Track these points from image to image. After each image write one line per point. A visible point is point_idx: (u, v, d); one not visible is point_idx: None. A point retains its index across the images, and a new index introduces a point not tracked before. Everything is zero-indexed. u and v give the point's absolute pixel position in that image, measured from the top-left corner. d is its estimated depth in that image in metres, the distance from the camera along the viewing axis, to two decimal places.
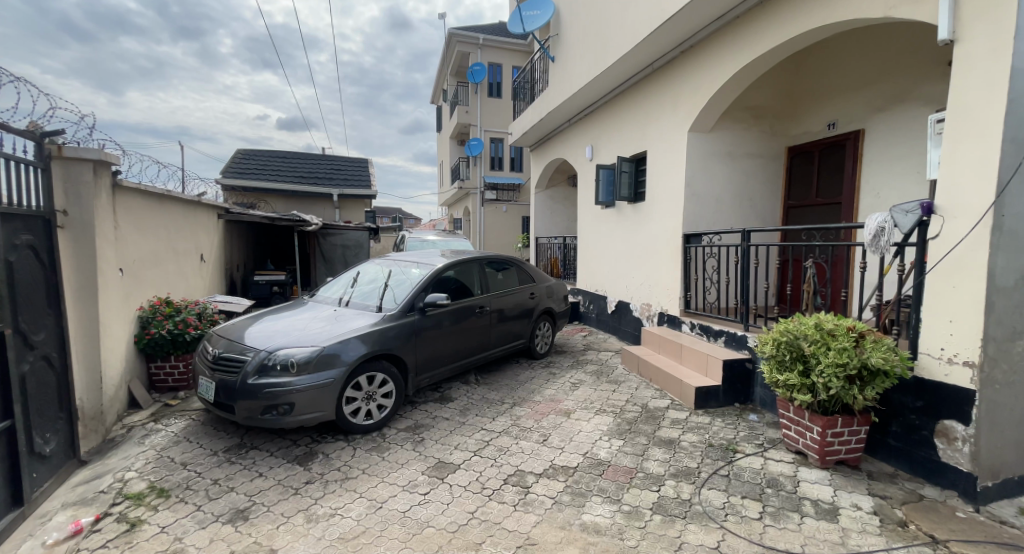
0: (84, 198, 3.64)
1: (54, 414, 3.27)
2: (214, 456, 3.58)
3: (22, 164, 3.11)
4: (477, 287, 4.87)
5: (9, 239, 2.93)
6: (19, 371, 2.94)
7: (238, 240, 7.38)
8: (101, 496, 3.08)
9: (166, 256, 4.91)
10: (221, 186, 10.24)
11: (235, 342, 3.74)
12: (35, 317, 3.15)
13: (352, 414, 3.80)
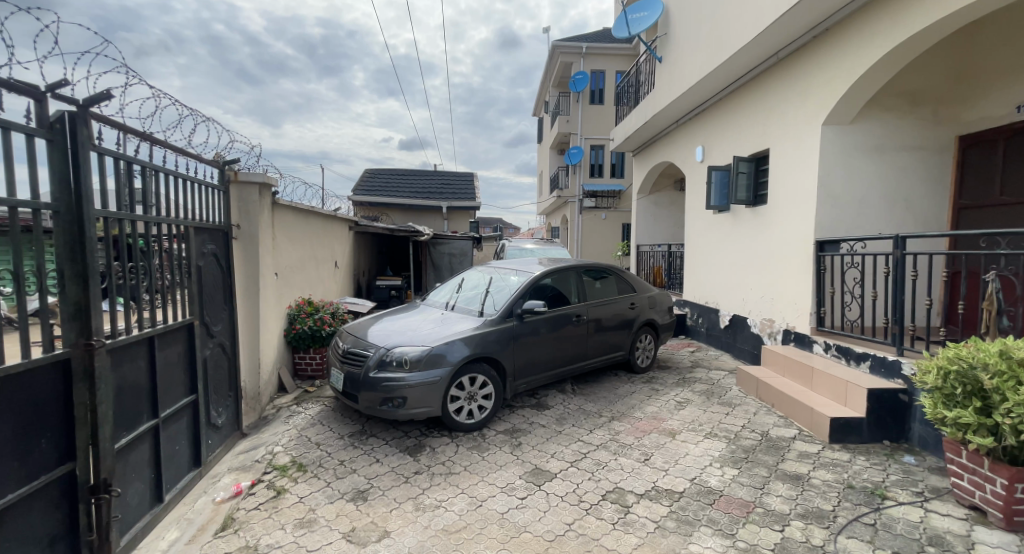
0: (251, 214, 4.42)
1: (225, 393, 3.99)
2: (341, 439, 4.05)
3: (212, 188, 3.89)
4: (575, 295, 4.85)
5: (200, 247, 3.68)
6: (201, 355, 3.64)
7: (363, 250, 8.29)
8: (256, 465, 3.68)
9: (308, 263, 5.72)
10: (351, 203, 11.53)
11: (360, 339, 4.21)
12: (215, 311, 3.89)
13: (455, 412, 4.02)
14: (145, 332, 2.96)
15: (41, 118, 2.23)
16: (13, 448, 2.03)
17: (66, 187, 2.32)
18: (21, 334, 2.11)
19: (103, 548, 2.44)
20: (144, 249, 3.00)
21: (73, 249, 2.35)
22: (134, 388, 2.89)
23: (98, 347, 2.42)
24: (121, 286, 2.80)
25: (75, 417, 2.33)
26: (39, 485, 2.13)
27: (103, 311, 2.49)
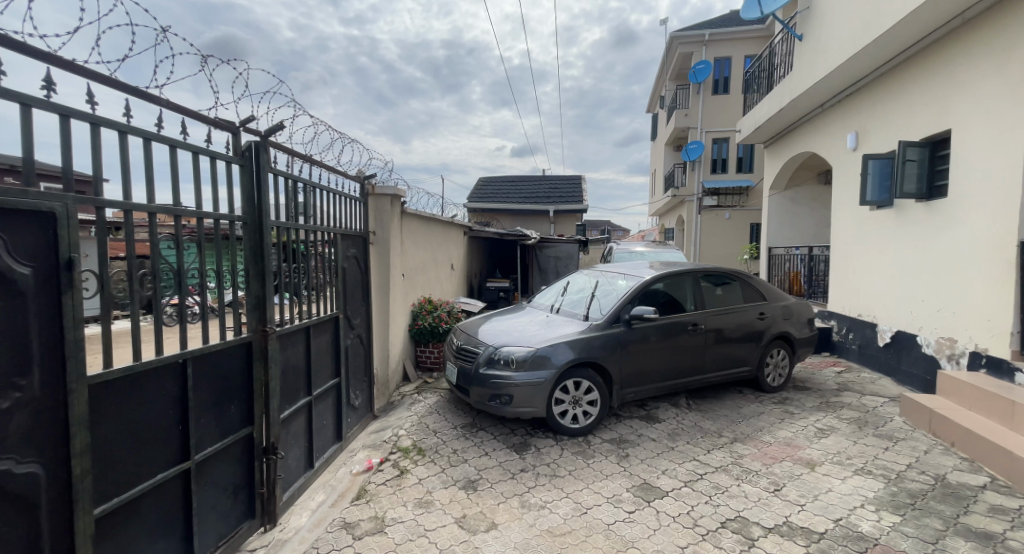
0: (384, 222, 4.95)
1: (361, 378, 4.50)
2: (454, 429, 4.31)
3: (355, 201, 4.41)
4: (690, 302, 4.52)
5: (346, 252, 4.18)
6: (344, 345, 4.13)
7: (475, 253, 8.72)
8: (384, 445, 4.08)
9: (429, 265, 6.21)
10: (467, 210, 12.40)
11: (471, 336, 4.46)
12: (355, 306, 4.40)
13: (560, 415, 4.01)
14: (303, 321, 3.36)
15: (234, 147, 2.71)
16: (212, 411, 2.46)
17: (251, 204, 2.80)
18: (218, 320, 2.58)
19: (270, 501, 2.87)
20: (304, 253, 3.42)
21: (254, 253, 2.81)
22: (295, 369, 3.26)
23: (271, 332, 2.84)
24: (286, 283, 3.18)
25: (253, 389, 2.77)
26: (228, 442, 2.56)
27: (275, 304, 2.94)
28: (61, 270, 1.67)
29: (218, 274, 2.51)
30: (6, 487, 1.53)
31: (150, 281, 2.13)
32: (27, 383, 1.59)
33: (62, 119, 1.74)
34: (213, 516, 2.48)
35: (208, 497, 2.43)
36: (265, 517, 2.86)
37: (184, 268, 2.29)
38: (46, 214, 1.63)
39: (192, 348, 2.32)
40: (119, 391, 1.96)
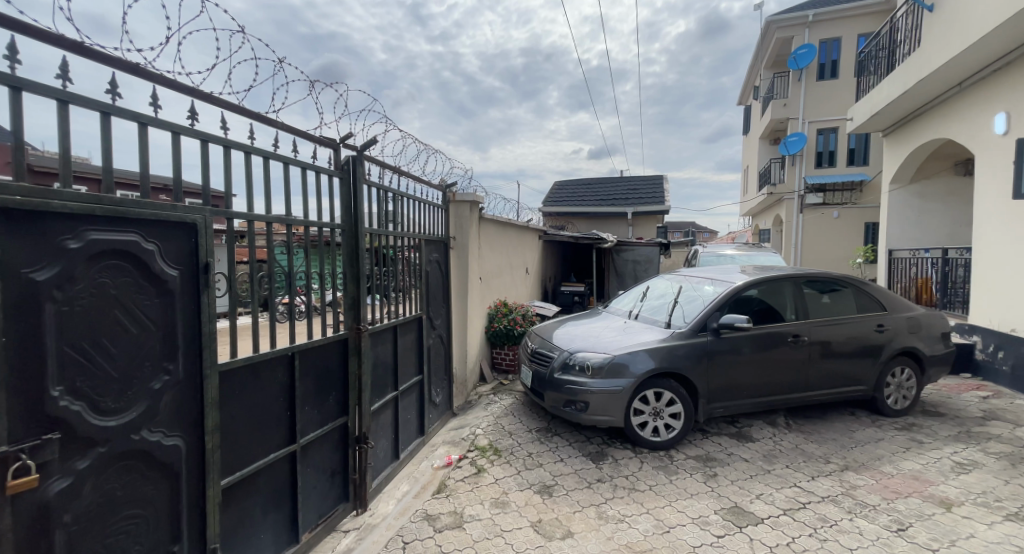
0: (464, 227, 5.00)
1: (442, 376, 4.56)
2: (529, 432, 4.18)
3: (438, 209, 4.47)
4: (791, 311, 4.07)
5: (429, 256, 4.24)
6: (427, 343, 4.16)
7: (550, 257, 8.63)
8: (463, 442, 4.04)
9: (505, 269, 6.22)
10: (543, 213, 12.45)
11: (546, 340, 4.36)
12: (436, 308, 4.45)
13: (639, 426, 3.77)
14: (393, 321, 3.43)
15: (336, 161, 2.82)
16: (314, 399, 2.59)
17: (349, 213, 2.89)
18: (320, 318, 2.69)
19: (362, 486, 2.94)
20: (393, 258, 3.48)
21: (351, 258, 2.91)
22: (384, 366, 3.32)
23: (364, 330, 2.93)
24: (377, 286, 3.24)
25: (348, 382, 2.88)
26: (327, 429, 2.69)
27: (367, 304, 3.04)
28: (201, 272, 1.74)
29: (322, 277, 2.63)
30: (156, 459, 1.59)
31: (267, 282, 2.28)
32: (173, 370, 1.65)
33: (201, 142, 1.92)
34: (313, 495, 2.59)
35: (309, 478, 2.55)
36: (357, 501, 2.93)
37: (295, 270, 2.44)
38: (189, 224, 1.71)
39: (299, 342, 2.47)
40: (242, 376, 2.11)
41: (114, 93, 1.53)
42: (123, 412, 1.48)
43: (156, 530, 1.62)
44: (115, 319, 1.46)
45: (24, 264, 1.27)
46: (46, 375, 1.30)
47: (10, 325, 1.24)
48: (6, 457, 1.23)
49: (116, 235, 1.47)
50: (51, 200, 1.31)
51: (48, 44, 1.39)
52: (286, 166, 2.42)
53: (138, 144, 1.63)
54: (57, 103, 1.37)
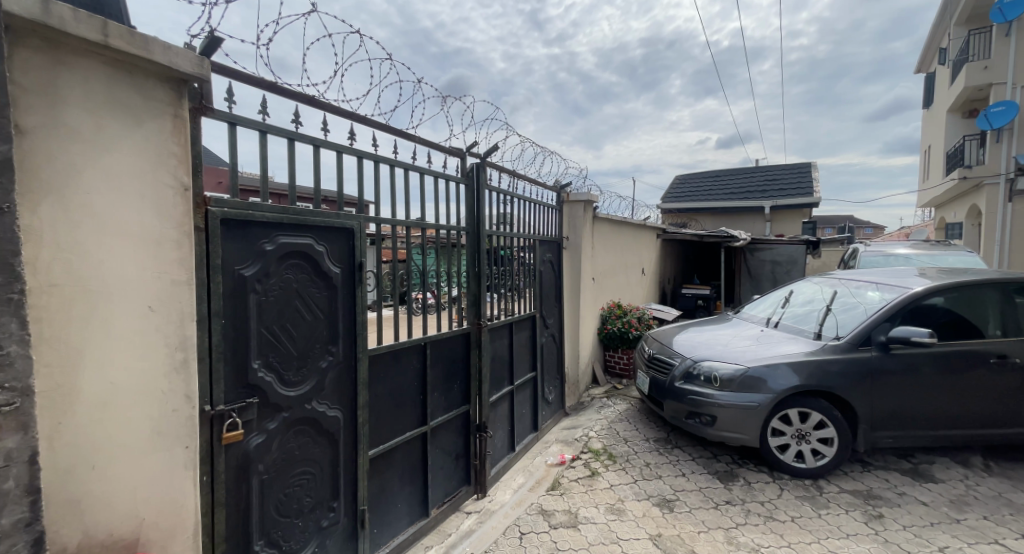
0: (578, 227, 4.93)
1: (554, 375, 4.57)
2: (646, 441, 3.95)
3: (552, 210, 4.49)
4: (993, 325, 3.35)
5: (543, 256, 4.26)
6: (540, 342, 4.19)
7: (670, 257, 8.18)
8: (576, 443, 3.97)
9: (619, 269, 6.04)
10: (664, 210, 11.82)
11: (665, 346, 4.10)
12: (549, 307, 4.45)
13: (779, 449, 3.36)
14: (510, 318, 3.56)
15: (462, 168, 3.01)
16: (442, 387, 2.80)
17: (472, 216, 3.06)
18: (446, 313, 2.90)
19: (482, 472, 3.10)
20: (510, 257, 3.57)
21: (474, 257, 3.07)
22: (501, 361, 3.46)
23: (485, 326, 3.09)
24: (496, 284, 3.37)
25: (470, 373, 3.05)
26: (454, 414, 2.89)
27: (487, 301, 3.20)
28: (356, 270, 2.00)
29: (448, 275, 2.83)
30: (322, 426, 1.87)
31: (405, 279, 2.53)
32: (335, 352, 1.92)
33: (357, 158, 2.20)
34: (441, 474, 2.80)
35: (437, 459, 2.77)
36: (477, 486, 3.11)
37: (427, 269, 2.66)
38: (347, 229, 1.97)
39: (429, 334, 2.70)
40: (385, 362, 2.36)
41: (298, 122, 1.82)
42: (300, 384, 1.77)
43: (321, 485, 1.90)
44: (295, 308, 1.75)
45: (238, 263, 1.57)
46: (250, 352, 1.60)
47: (229, 310, 1.54)
48: (222, 415, 1.52)
49: (297, 239, 1.75)
50: (254, 211, 1.60)
51: (253, 87, 1.71)
52: (421, 175, 2.64)
53: (312, 162, 1.92)
54: (259, 133, 1.68)
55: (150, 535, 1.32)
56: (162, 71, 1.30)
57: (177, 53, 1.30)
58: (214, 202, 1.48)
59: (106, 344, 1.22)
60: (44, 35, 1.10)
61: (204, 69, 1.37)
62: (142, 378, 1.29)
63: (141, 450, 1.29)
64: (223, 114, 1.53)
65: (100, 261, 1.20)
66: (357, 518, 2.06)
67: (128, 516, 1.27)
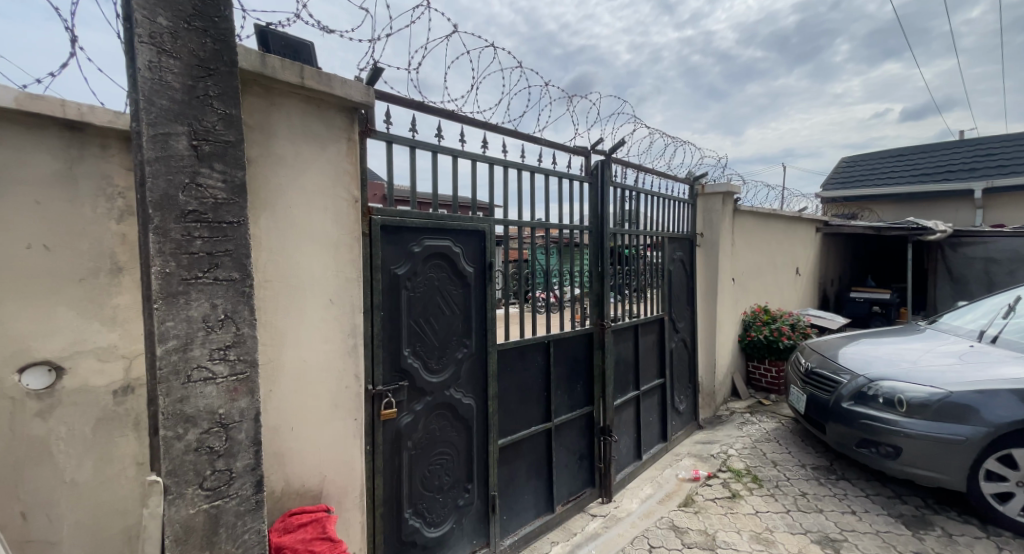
0: (715, 222, 4.36)
1: (686, 383, 4.14)
2: (802, 468, 3.31)
3: (682, 204, 4.11)
4: None
5: (670, 253, 3.93)
6: (668, 346, 3.89)
7: (834, 254, 7.16)
8: (712, 460, 3.52)
9: (766, 268, 5.39)
10: (824, 198, 10.38)
11: (828, 359, 3.45)
12: (679, 309, 4.06)
13: (998, 498, 2.59)
14: (635, 319, 3.44)
15: (586, 167, 3.02)
16: (565, 385, 2.85)
17: (596, 214, 3.05)
18: (568, 312, 2.91)
19: (607, 475, 3.07)
20: (635, 256, 3.46)
21: (596, 257, 3.06)
22: (626, 364, 3.35)
23: (608, 326, 3.05)
24: (618, 283, 3.28)
25: (593, 374, 3.04)
26: (577, 414, 2.92)
27: (612, 301, 3.16)
28: (487, 269, 2.14)
29: (571, 274, 2.86)
30: (458, 413, 2.04)
31: (529, 278, 2.62)
32: (469, 345, 2.08)
33: (488, 165, 2.35)
34: (566, 472, 2.86)
35: (562, 457, 2.83)
36: (602, 490, 3.08)
37: (550, 268, 2.72)
38: (480, 231, 2.11)
39: (553, 332, 2.76)
40: (511, 357, 2.49)
41: (440, 135, 2.01)
42: (441, 372, 1.96)
43: (456, 467, 2.06)
44: (436, 304, 1.94)
45: (392, 262, 1.79)
46: (402, 341, 1.82)
47: (385, 303, 1.77)
48: (381, 394, 1.75)
49: (439, 241, 1.94)
50: (405, 218, 1.81)
51: (403, 107, 1.92)
52: (547, 177, 2.71)
53: (451, 172, 2.11)
54: (409, 148, 1.90)
55: (329, 490, 1.58)
56: (339, 101, 1.54)
57: (350, 85, 1.53)
58: (376, 211, 1.72)
59: (300, 329, 1.49)
60: (261, 82, 1.38)
61: (370, 96, 1.58)
62: (324, 359, 1.55)
63: (323, 418, 1.55)
64: (382, 134, 1.75)
65: (296, 261, 1.47)
66: (488, 502, 2.20)
67: (314, 472, 1.53)
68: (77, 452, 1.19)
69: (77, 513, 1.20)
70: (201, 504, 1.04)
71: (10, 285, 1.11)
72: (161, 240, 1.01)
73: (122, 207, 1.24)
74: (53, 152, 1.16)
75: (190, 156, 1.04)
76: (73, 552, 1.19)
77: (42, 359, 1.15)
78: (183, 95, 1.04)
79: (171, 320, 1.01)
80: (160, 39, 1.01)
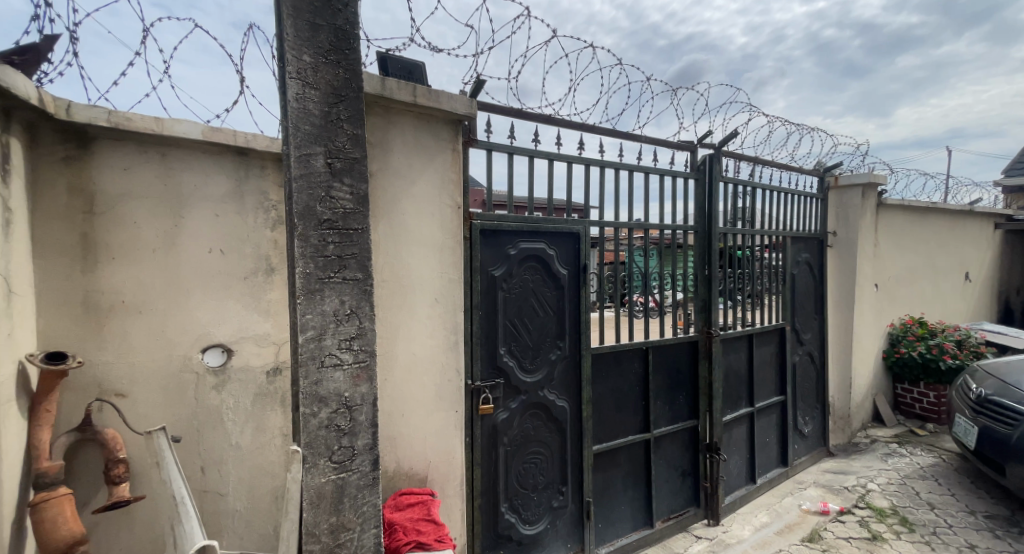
0: (852, 220, 3.79)
1: (813, 402, 3.70)
2: (971, 515, 2.81)
3: (810, 199, 3.67)
4: None
5: (795, 255, 3.55)
6: (791, 360, 3.51)
7: (1018, 257, 5.92)
8: (846, 493, 3.09)
9: (921, 273, 4.61)
10: (1004, 187, 8.66)
11: (1011, 385, 2.86)
12: (805, 319, 3.65)
13: None
14: (748, 328, 3.18)
15: (691, 163, 2.89)
16: (666, 395, 2.74)
17: (703, 213, 2.89)
18: (670, 318, 2.79)
19: (714, 497, 2.86)
20: (749, 258, 3.20)
21: (703, 260, 2.89)
22: (737, 376, 3.11)
23: (716, 335, 2.87)
24: (728, 289, 3.06)
25: (698, 385, 2.87)
26: (680, 427, 2.79)
27: (720, 308, 2.95)
28: (582, 272, 2.14)
29: (673, 277, 2.75)
30: (551, 414, 2.07)
31: (626, 281, 2.57)
32: (563, 347, 2.10)
33: (585, 166, 2.35)
34: (666, 487, 2.74)
35: (662, 470, 2.72)
36: (708, 511, 2.87)
37: (649, 271, 2.64)
38: (574, 233, 2.13)
39: (653, 338, 2.67)
40: (607, 362, 2.47)
41: (536, 140, 2.06)
42: (535, 372, 2.01)
43: (550, 467, 2.10)
44: (531, 305, 2.00)
45: (489, 264, 1.88)
46: (498, 340, 1.90)
47: (483, 303, 1.87)
48: (479, 389, 1.85)
49: (534, 244, 1.99)
50: (502, 223, 1.89)
51: (502, 115, 2.01)
52: (648, 176, 2.64)
53: (547, 175, 2.15)
54: (508, 155, 1.98)
55: (434, 476, 1.70)
56: (445, 115, 1.67)
57: (455, 99, 1.64)
58: (476, 216, 1.82)
59: (409, 325, 1.63)
60: (380, 103, 1.55)
61: (473, 108, 1.68)
62: (429, 353, 1.68)
63: (429, 408, 1.68)
64: (482, 142, 1.85)
65: (405, 263, 1.62)
66: (582, 507, 2.20)
67: (420, 457, 1.67)
68: (240, 420, 1.43)
69: (240, 472, 1.44)
70: (330, 474, 1.19)
71: (196, 281, 1.38)
72: (303, 245, 1.18)
73: (275, 217, 1.47)
74: (226, 172, 1.41)
75: (325, 172, 1.21)
76: (236, 504, 1.43)
77: (216, 342, 1.41)
78: (321, 120, 1.21)
79: (310, 313, 1.17)
80: (304, 74, 1.18)
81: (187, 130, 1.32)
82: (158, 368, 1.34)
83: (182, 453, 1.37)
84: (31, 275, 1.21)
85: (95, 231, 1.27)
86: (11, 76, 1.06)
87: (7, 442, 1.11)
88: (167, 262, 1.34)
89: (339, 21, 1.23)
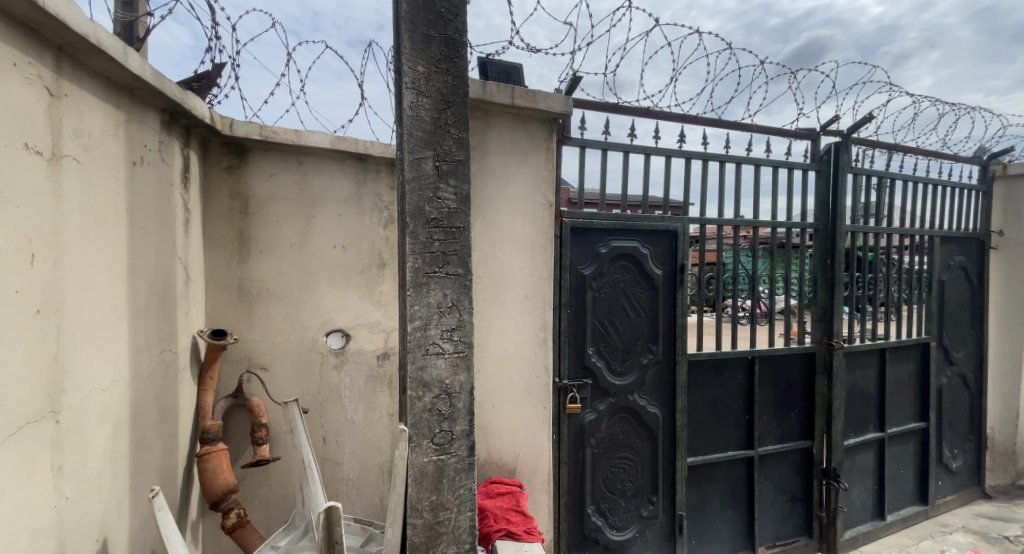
0: None
1: (964, 433, 3.16)
2: None
3: (967, 191, 3.12)
4: None
5: (944, 259, 3.05)
6: (937, 382, 3.03)
7: None
8: (1006, 544, 2.60)
9: None
10: None
11: None
12: (957, 334, 3.12)
13: None
14: (879, 341, 2.80)
15: (812, 153, 2.62)
16: (775, 409, 2.53)
17: (825, 209, 2.61)
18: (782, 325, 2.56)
19: (831, 528, 2.58)
20: (882, 260, 2.82)
21: (823, 261, 2.60)
22: (863, 395, 2.75)
23: (837, 348, 2.57)
24: (856, 296, 2.71)
25: (815, 402, 2.59)
26: (790, 447, 2.54)
27: (844, 317, 2.63)
28: (678, 272, 2.05)
29: (786, 281, 2.51)
30: (642, 418, 2.02)
31: (730, 284, 2.40)
32: (657, 350, 2.03)
33: (686, 161, 2.24)
34: (772, 510, 2.52)
35: (768, 491, 2.51)
36: (823, 544, 2.59)
37: (757, 274, 2.43)
38: (672, 232, 2.04)
39: (762, 348, 2.47)
40: (706, 369, 2.34)
41: (632, 135, 2.01)
42: (625, 374, 1.98)
43: (639, 473, 2.04)
44: (621, 306, 1.96)
45: (579, 263, 1.88)
46: (586, 339, 1.90)
47: (572, 302, 1.87)
48: (567, 388, 1.86)
49: (626, 243, 1.95)
50: (592, 221, 1.88)
51: (597, 112, 1.99)
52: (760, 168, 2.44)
53: (644, 171, 2.09)
54: (602, 151, 1.96)
55: (524, 467, 1.75)
56: (541, 115, 1.70)
57: (551, 98, 1.66)
58: (566, 214, 1.84)
59: (502, 320, 1.70)
60: (478, 107, 1.62)
61: (569, 106, 1.69)
62: (521, 348, 1.73)
63: (520, 401, 1.73)
64: (576, 140, 1.85)
65: (498, 261, 1.68)
66: (676, 520, 2.10)
67: (511, 448, 1.73)
68: (355, 399, 1.60)
69: (353, 446, 1.60)
70: (431, 455, 1.28)
71: (323, 273, 1.56)
72: (413, 242, 1.28)
73: (387, 216, 1.61)
74: (348, 176, 1.58)
75: (433, 174, 1.30)
76: (350, 473, 1.60)
77: (337, 328, 1.58)
78: (431, 126, 1.30)
79: (417, 304, 1.27)
80: (418, 85, 1.28)
81: (318, 140, 1.51)
82: (291, 347, 1.55)
83: (309, 423, 1.57)
84: (203, 264, 1.46)
85: (248, 229, 1.51)
86: (192, 101, 1.29)
87: (183, 401, 1.36)
88: (301, 255, 1.54)
89: (449, 31, 1.31)
